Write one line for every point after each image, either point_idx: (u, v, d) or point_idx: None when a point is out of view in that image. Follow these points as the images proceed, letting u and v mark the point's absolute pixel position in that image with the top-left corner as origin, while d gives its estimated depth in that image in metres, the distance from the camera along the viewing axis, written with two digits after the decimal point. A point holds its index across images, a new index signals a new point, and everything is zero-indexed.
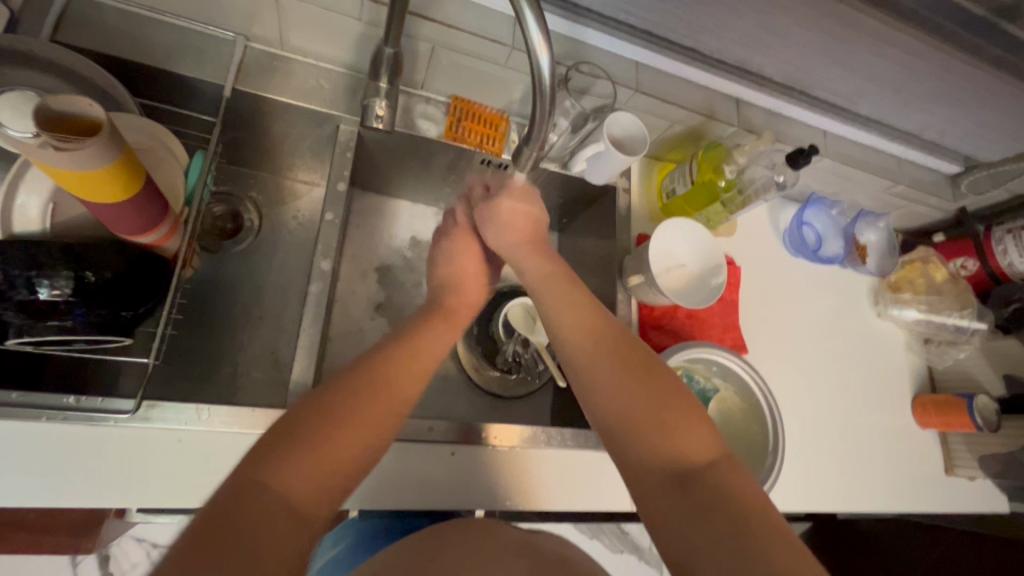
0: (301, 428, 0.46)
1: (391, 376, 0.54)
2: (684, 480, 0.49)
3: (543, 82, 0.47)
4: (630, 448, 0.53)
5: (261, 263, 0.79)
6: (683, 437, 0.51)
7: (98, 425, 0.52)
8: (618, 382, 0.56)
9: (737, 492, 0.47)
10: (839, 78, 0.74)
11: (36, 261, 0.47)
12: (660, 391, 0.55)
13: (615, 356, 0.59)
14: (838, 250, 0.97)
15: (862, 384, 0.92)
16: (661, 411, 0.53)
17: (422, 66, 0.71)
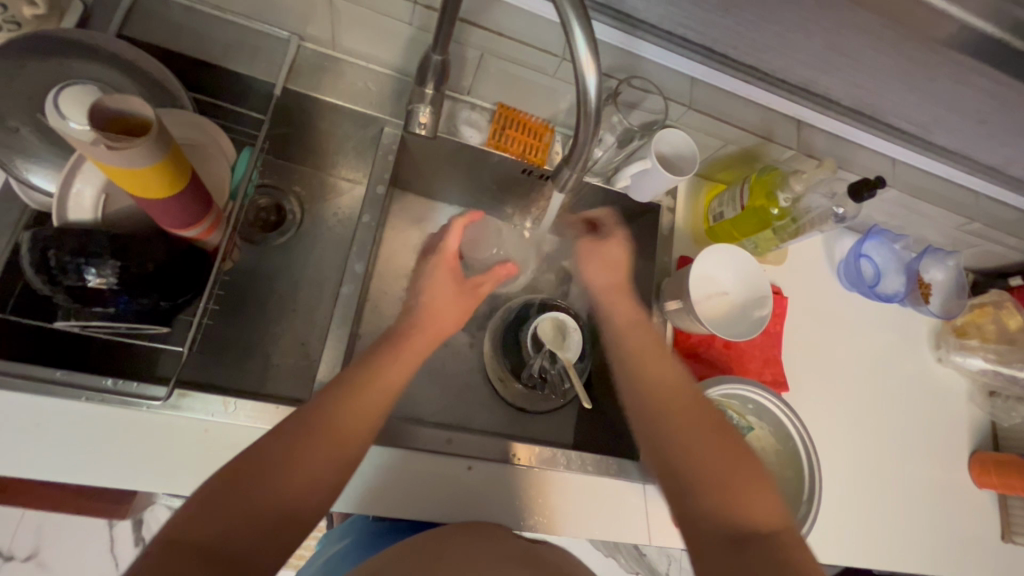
0: (241, 485, 0.45)
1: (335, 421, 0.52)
2: (743, 544, 0.47)
3: (587, 102, 0.45)
4: (687, 502, 0.52)
5: (299, 257, 0.81)
6: (748, 502, 0.50)
7: (131, 408, 0.54)
8: (683, 435, 0.57)
9: (800, 562, 0.45)
10: (916, 104, 0.69)
11: (86, 249, 0.49)
12: (727, 452, 0.54)
13: (684, 410, 0.59)
14: (899, 288, 0.91)
15: (914, 434, 0.85)
16: (730, 475, 0.52)
17: (469, 72, 0.70)
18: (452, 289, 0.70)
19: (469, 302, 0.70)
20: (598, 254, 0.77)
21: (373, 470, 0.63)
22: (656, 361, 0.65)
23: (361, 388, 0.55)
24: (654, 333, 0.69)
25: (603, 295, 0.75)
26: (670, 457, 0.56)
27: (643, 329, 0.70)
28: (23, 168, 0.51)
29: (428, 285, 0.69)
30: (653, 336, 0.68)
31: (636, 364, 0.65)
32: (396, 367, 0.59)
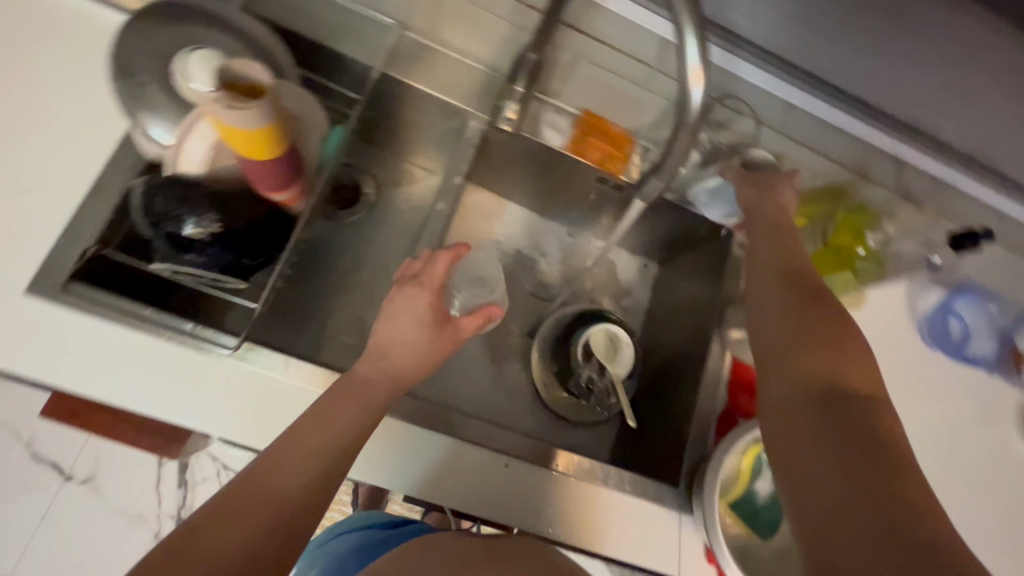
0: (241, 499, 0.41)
1: (283, 479, 0.43)
2: (830, 399, 0.45)
3: (689, 112, 0.44)
4: (773, 365, 0.50)
5: (368, 236, 0.84)
6: (844, 364, 0.47)
7: (204, 352, 0.58)
8: (791, 304, 0.53)
9: (887, 427, 0.43)
10: None
11: (189, 199, 0.53)
12: (838, 321, 0.50)
13: (794, 281, 0.54)
14: (989, 352, 0.84)
15: (987, 514, 0.78)
16: (832, 343, 0.48)
17: (560, 76, 0.71)
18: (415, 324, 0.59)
19: (433, 347, 0.59)
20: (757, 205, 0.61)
21: (410, 455, 0.62)
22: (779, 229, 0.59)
23: (308, 442, 0.47)
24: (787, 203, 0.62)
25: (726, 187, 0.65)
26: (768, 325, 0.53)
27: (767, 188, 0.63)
28: (145, 120, 0.55)
29: (389, 315, 0.59)
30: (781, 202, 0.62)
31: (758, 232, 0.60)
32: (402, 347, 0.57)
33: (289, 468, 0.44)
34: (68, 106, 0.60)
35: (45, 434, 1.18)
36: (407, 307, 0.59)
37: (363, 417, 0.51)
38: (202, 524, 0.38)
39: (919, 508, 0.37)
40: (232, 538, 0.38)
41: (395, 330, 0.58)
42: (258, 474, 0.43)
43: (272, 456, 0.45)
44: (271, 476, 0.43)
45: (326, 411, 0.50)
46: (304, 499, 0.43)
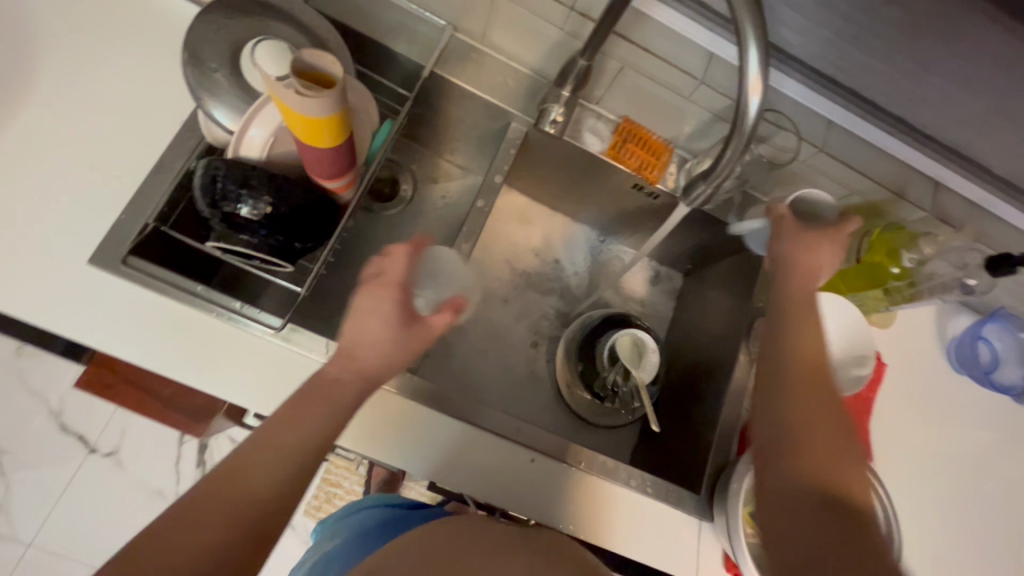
0: (210, 499, 0.44)
1: (242, 498, 0.45)
2: (828, 507, 0.48)
3: (744, 123, 0.45)
4: (777, 459, 0.52)
5: (404, 230, 0.86)
6: (843, 473, 0.50)
7: (247, 332, 0.60)
8: (804, 399, 0.54)
9: (878, 541, 0.46)
10: None
11: (248, 181, 0.55)
12: (842, 422, 0.53)
13: (809, 372, 0.55)
14: (1018, 379, 0.84)
15: (1009, 542, 0.77)
16: (835, 447, 0.51)
17: (603, 85, 0.72)
18: (381, 320, 0.57)
19: (402, 342, 0.57)
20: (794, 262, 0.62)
21: (438, 443, 0.64)
22: (802, 309, 0.60)
23: (269, 458, 0.48)
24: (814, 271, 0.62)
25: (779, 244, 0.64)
26: (777, 416, 0.54)
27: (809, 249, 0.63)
28: (210, 104, 0.57)
29: (356, 311, 0.58)
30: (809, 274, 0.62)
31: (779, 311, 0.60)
32: (371, 343, 0.56)
33: (251, 483, 0.46)
34: (137, 88, 0.63)
35: (74, 404, 1.22)
36: (375, 299, 0.57)
37: (328, 425, 0.51)
38: (160, 539, 0.41)
39: None
40: (182, 555, 0.41)
41: (359, 325, 0.57)
42: (217, 488, 0.45)
43: (235, 470, 0.46)
44: (230, 490, 0.45)
45: (288, 418, 0.50)
46: (267, 502, 0.46)
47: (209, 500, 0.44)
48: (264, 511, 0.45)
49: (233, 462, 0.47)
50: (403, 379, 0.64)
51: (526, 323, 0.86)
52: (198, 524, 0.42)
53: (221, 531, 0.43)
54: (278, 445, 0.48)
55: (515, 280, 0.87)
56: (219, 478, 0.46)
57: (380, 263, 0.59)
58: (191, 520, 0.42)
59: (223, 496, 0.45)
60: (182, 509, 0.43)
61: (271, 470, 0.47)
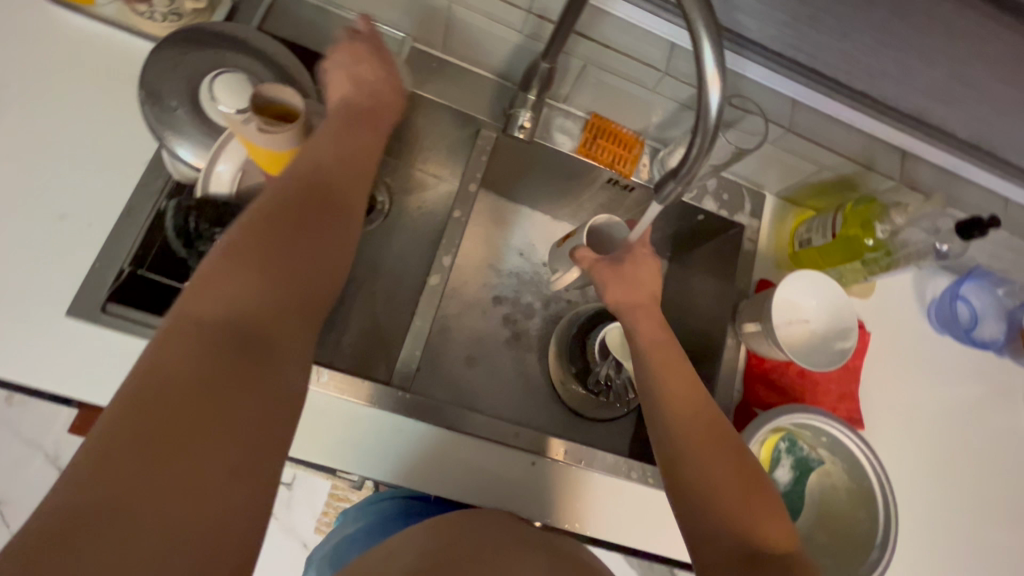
0: (171, 377, 0.36)
1: (280, 296, 0.45)
2: (755, 562, 0.48)
3: (708, 119, 0.45)
4: (695, 520, 0.52)
5: (383, 244, 0.86)
6: (759, 523, 0.51)
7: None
8: (699, 460, 0.54)
9: None
10: None
11: (222, 218, 0.56)
12: (745, 463, 0.54)
13: (698, 424, 0.56)
14: (997, 335, 0.86)
15: (999, 493, 0.80)
16: (745, 496, 0.52)
17: (569, 82, 0.72)
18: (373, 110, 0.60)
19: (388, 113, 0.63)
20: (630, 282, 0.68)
21: (438, 456, 0.65)
22: (670, 359, 0.62)
23: (301, 264, 0.47)
24: (657, 314, 0.67)
25: (630, 310, 0.67)
26: (685, 474, 0.54)
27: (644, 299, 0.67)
28: (173, 142, 0.56)
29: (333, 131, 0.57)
30: (658, 320, 0.66)
31: (654, 370, 0.61)
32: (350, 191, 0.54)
33: (291, 288, 0.45)
34: (95, 130, 0.62)
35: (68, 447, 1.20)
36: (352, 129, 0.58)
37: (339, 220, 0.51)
38: (204, 333, 0.40)
39: None
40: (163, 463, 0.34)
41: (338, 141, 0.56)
42: (176, 374, 0.37)
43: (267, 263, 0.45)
44: (192, 365, 0.38)
45: (297, 207, 0.49)
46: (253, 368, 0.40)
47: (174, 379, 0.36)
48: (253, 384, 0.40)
49: (265, 254, 0.45)
50: (397, 397, 0.64)
51: (514, 326, 0.86)
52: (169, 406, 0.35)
53: (262, 334, 0.42)
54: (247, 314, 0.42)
55: (500, 283, 0.87)
56: (251, 246, 0.45)
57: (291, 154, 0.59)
58: (237, 320, 0.41)
59: (265, 291, 0.44)
60: (218, 304, 0.41)
61: (305, 277, 0.47)
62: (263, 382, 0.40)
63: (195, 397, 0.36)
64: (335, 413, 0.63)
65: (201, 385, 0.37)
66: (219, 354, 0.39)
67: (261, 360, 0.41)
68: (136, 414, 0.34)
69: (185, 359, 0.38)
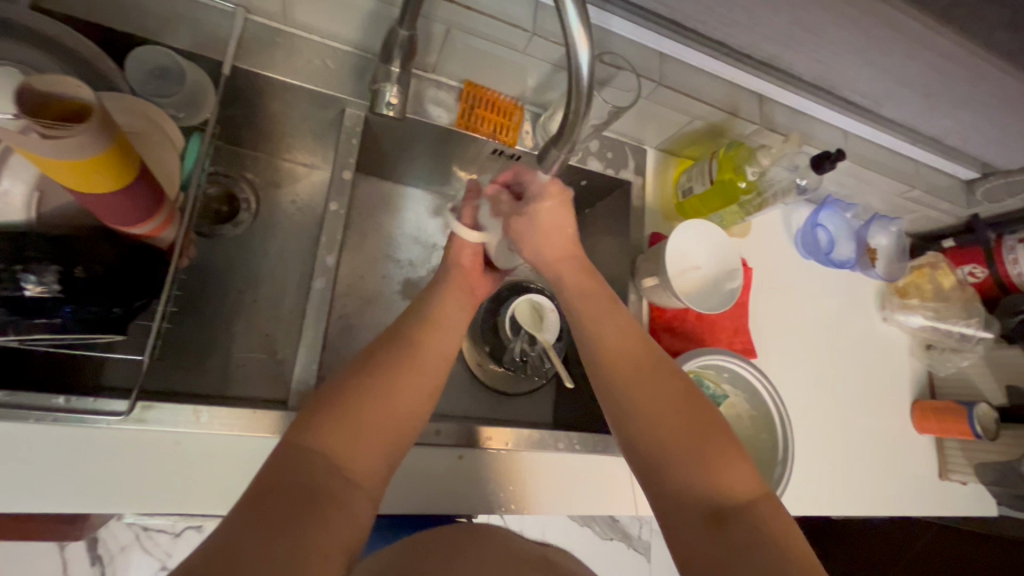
0: (289, 483, 0.41)
1: (369, 426, 0.48)
2: (717, 511, 0.48)
3: (580, 80, 0.42)
4: (655, 473, 0.52)
5: (257, 248, 0.79)
6: (721, 470, 0.50)
7: (101, 430, 0.52)
8: (648, 415, 0.55)
9: (782, 532, 0.46)
10: (873, 81, 0.72)
11: (21, 255, 0.44)
12: (703, 414, 0.54)
13: (645, 377, 0.57)
14: (850, 254, 0.96)
15: (865, 389, 0.93)
16: (698, 443, 0.52)
17: (435, 49, 0.67)
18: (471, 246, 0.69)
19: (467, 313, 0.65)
20: (533, 230, 0.69)
21: None
22: (611, 319, 0.63)
23: (384, 397, 0.50)
24: (584, 265, 0.69)
25: (551, 266, 0.69)
26: (638, 428, 0.55)
27: (567, 257, 0.69)
28: None
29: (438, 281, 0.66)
30: (584, 270, 0.68)
31: (591, 329, 0.62)
32: (436, 345, 0.58)
33: (389, 417, 0.50)
34: None
35: None
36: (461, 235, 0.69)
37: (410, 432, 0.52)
38: (314, 450, 0.44)
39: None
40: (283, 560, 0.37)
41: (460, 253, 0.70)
42: (298, 483, 0.41)
43: (357, 395, 0.49)
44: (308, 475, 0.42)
45: (430, 325, 0.59)
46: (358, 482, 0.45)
47: (299, 486, 0.41)
48: (353, 495, 0.44)
49: (354, 390, 0.49)
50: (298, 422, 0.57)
51: None
52: (289, 508, 0.40)
53: (347, 476, 0.45)
54: (352, 429, 0.47)
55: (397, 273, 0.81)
56: (360, 382, 0.50)
57: (459, 251, 0.69)
58: (342, 444, 0.46)
59: (352, 422, 0.47)
60: (337, 422, 0.47)
61: (387, 412, 0.50)
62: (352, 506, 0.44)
63: (290, 506, 0.40)
64: (226, 455, 0.55)
65: (292, 505, 0.40)
66: (323, 462, 0.44)
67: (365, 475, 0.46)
68: (251, 514, 0.39)
69: (295, 462, 0.43)
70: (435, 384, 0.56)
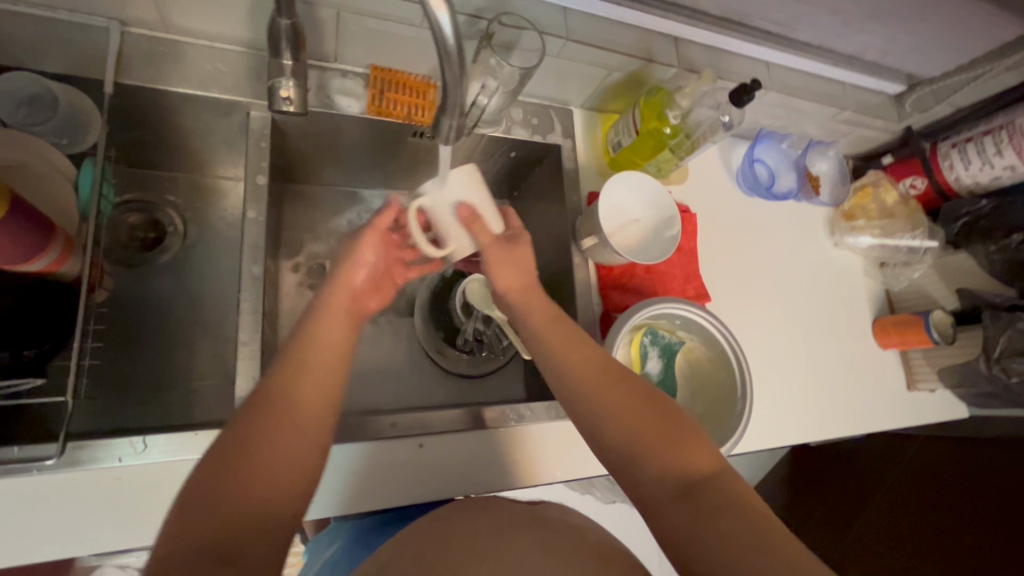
0: (190, 538, 0.38)
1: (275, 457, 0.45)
2: (690, 491, 0.45)
3: (446, 44, 0.40)
4: (625, 469, 0.50)
5: (192, 270, 0.77)
6: (684, 450, 0.48)
7: (40, 479, 0.50)
8: (610, 415, 0.53)
9: (748, 497, 0.44)
10: (778, 6, 0.72)
11: None
12: (655, 401, 0.53)
13: (599, 377, 0.56)
14: (792, 184, 0.97)
15: (825, 315, 0.94)
16: (660, 428, 0.50)
17: (330, 36, 0.65)
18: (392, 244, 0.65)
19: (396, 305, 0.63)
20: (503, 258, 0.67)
21: (326, 472, 0.62)
22: (563, 331, 0.61)
23: (282, 417, 0.47)
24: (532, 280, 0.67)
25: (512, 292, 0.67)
26: (604, 431, 0.52)
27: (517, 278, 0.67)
28: None
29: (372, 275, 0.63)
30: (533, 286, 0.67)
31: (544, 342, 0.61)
32: (328, 346, 0.54)
33: (294, 437, 0.46)
34: None
35: None
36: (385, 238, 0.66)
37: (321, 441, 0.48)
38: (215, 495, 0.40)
39: (788, 540, 0.40)
40: None
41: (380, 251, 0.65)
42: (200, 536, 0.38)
43: (257, 426, 0.45)
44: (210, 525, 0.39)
45: (321, 339, 0.54)
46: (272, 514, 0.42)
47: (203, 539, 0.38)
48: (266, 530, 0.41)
49: (251, 421, 0.46)
50: None
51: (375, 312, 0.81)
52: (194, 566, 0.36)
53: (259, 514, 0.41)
54: (250, 462, 0.43)
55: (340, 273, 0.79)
56: (254, 411, 0.46)
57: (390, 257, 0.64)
58: (244, 479, 0.42)
59: (254, 456, 0.43)
60: (232, 460, 0.43)
61: (294, 432, 0.46)
62: (266, 541, 0.41)
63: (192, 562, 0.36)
64: (176, 484, 0.53)
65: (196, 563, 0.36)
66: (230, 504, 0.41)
67: (277, 504, 0.43)
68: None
69: (195, 514, 0.39)
70: (337, 383, 0.52)
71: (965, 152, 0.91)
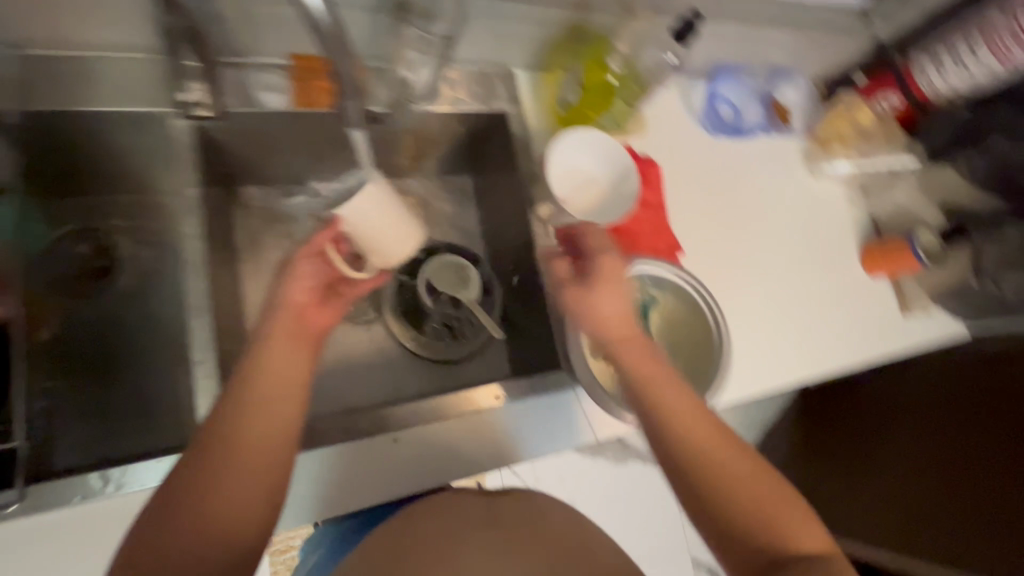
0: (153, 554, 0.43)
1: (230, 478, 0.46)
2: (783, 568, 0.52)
3: None
4: (727, 521, 0.54)
5: (149, 292, 0.75)
6: (792, 532, 0.53)
7: (6, 521, 0.50)
8: (709, 469, 0.56)
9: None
10: None
11: None
12: (747, 460, 0.56)
13: (691, 432, 0.57)
14: (758, 117, 0.93)
15: (809, 250, 0.91)
16: (766, 507, 0.54)
17: (238, 30, 0.61)
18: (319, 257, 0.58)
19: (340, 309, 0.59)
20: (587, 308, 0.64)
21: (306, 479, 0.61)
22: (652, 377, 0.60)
23: (234, 440, 0.47)
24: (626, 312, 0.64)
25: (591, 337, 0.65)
26: (699, 479, 0.56)
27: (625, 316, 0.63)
28: None
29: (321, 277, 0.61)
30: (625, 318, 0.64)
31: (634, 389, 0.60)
32: (284, 355, 0.52)
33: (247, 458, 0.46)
34: None
35: None
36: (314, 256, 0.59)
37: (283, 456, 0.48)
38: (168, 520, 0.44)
39: None
40: None
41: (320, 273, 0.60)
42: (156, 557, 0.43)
43: (207, 448, 0.46)
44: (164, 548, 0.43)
45: (275, 352, 0.52)
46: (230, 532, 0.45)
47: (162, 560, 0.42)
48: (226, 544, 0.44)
49: (205, 443, 0.47)
50: None
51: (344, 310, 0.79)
52: None
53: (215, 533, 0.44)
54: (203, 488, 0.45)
55: None
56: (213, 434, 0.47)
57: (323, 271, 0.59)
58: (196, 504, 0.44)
59: (205, 482, 0.45)
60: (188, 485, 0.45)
61: (248, 453, 0.47)
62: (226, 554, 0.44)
63: None
64: None
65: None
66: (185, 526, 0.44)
67: (233, 523, 0.45)
68: None
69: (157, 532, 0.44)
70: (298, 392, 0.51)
71: (938, 59, 0.85)
